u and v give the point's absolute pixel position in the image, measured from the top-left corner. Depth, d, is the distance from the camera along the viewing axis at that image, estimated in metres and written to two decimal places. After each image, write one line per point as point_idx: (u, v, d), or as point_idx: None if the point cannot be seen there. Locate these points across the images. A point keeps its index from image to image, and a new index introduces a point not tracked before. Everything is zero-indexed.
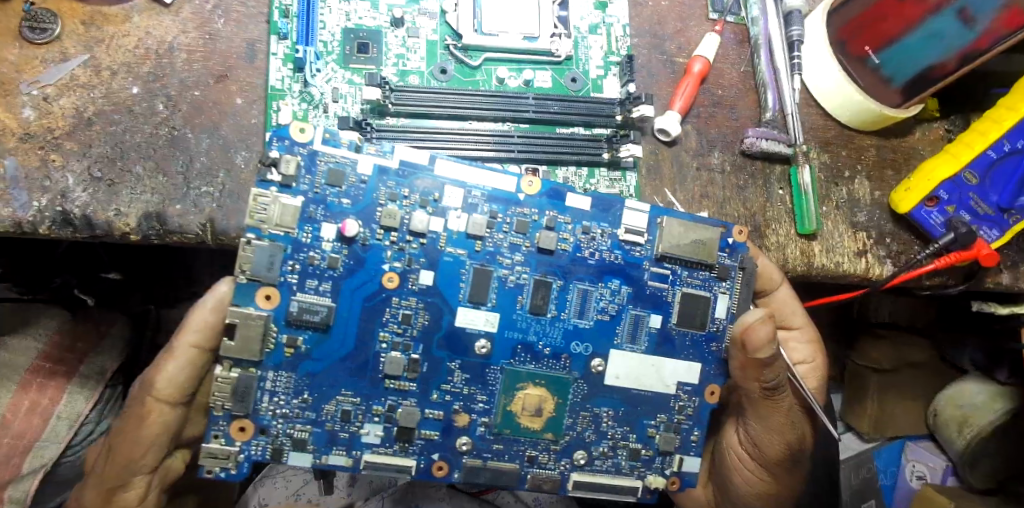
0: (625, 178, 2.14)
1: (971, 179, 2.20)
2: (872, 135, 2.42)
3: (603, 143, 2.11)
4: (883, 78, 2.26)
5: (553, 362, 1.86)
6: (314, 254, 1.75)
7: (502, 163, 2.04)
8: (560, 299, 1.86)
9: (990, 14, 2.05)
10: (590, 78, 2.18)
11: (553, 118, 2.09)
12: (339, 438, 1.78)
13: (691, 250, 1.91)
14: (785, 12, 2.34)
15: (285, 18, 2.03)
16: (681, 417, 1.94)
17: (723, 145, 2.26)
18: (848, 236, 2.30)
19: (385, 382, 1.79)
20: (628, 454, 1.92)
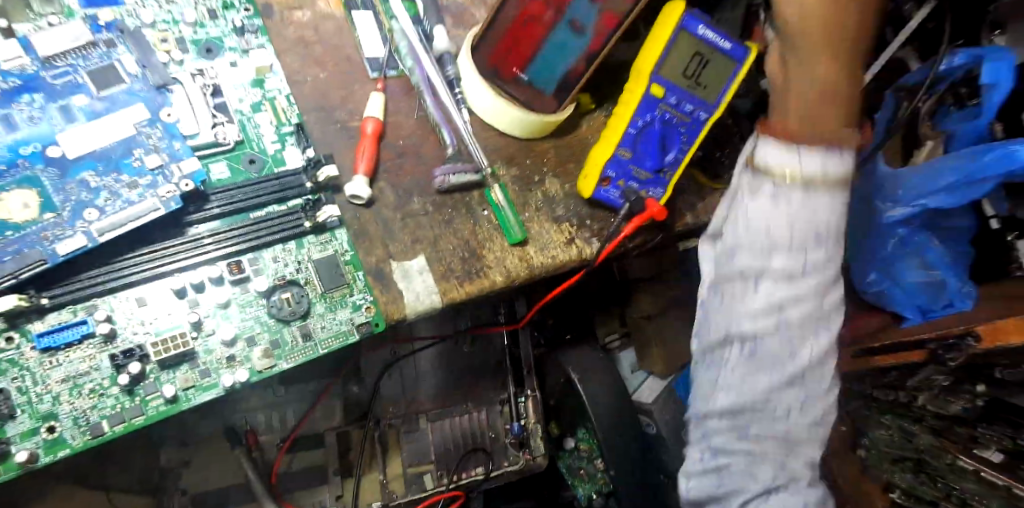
0: (335, 238, 2.19)
1: (626, 154, 2.53)
2: (548, 138, 2.71)
3: (301, 212, 2.14)
4: (535, 90, 2.52)
5: (65, 205, 1.85)
6: None
7: (204, 267, 1.98)
8: (77, 191, 1.87)
9: (594, 19, 2.41)
10: (269, 154, 2.21)
11: (243, 205, 2.08)
12: None
13: (245, 190, 2.09)
14: (437, 55, 2.56)
15: None
16: (254, 269, 2.05)
17: (420, 190, 2.42)
18: (553, 231, 2.56)
19: None
20: (206, 263, 1.98)
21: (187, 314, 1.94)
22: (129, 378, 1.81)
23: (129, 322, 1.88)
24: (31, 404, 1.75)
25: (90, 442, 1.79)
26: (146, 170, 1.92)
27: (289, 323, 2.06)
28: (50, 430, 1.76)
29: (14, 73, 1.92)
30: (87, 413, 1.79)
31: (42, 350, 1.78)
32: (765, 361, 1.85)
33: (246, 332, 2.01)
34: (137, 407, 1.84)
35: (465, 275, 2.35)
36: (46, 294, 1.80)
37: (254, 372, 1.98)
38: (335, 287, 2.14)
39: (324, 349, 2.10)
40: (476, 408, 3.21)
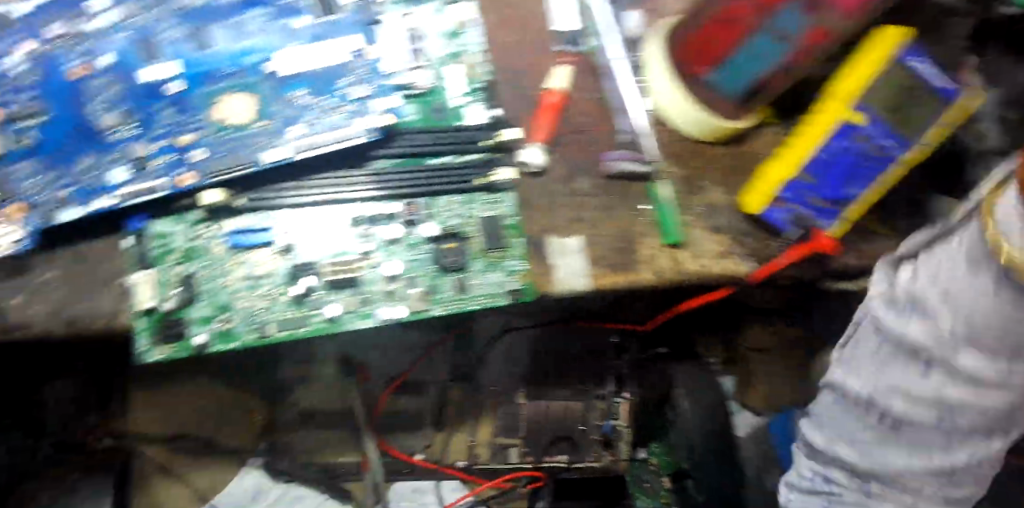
0: (504, 199, 2.19)
1: (807, 179, 2.23)
2: (722, 144, 2.50)
3: (478, 167, 2.16)
4: (717, 95, 2.32)
5: (275, 115, 1.84)
6: (85, 84, 1.74)
7: (382, 201, 2.03)
8: (288, 105, 1.86)
9: (800, 29, 2.04)
10: (453, 106, 2.20)
11: (424, 150, 2.10)
12: (91, 184, 1.68)
13: (428, 136, 2.12)
14: (629, 39, 2.53)
15: (89, 63, 1.76)
16: (422, 214, 2.07)
17: (587, 171, 2.37)
18: (711, 240, 2.38)
19: (113, 135, 1.73)
20: (385, 196, 2.03)
21: (359, 242, 1.99)
22: (303, 289, 1.89)
23: (308, 238, 1.93)
24: (214, 294, 1.84)
25: (256, 341, 1.85)
26: (352, 98, 1.91)
27: (447, 273, 2.07)
28: (225, 321, 1.83)
29: None
30: (259, 314, 1.86)
31: (231, 246, 1.86)
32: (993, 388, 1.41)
33: (407, 272, 2.03)
34: (302, 319, 1.89)
35: (616, 264, 2.27)
36: (244, 195, 1.88)
37: (410, 311, 2.02)
38: (495, 247, 2.14)
39: (475, 305, 2.09)
40: (575, 397, 2.95)
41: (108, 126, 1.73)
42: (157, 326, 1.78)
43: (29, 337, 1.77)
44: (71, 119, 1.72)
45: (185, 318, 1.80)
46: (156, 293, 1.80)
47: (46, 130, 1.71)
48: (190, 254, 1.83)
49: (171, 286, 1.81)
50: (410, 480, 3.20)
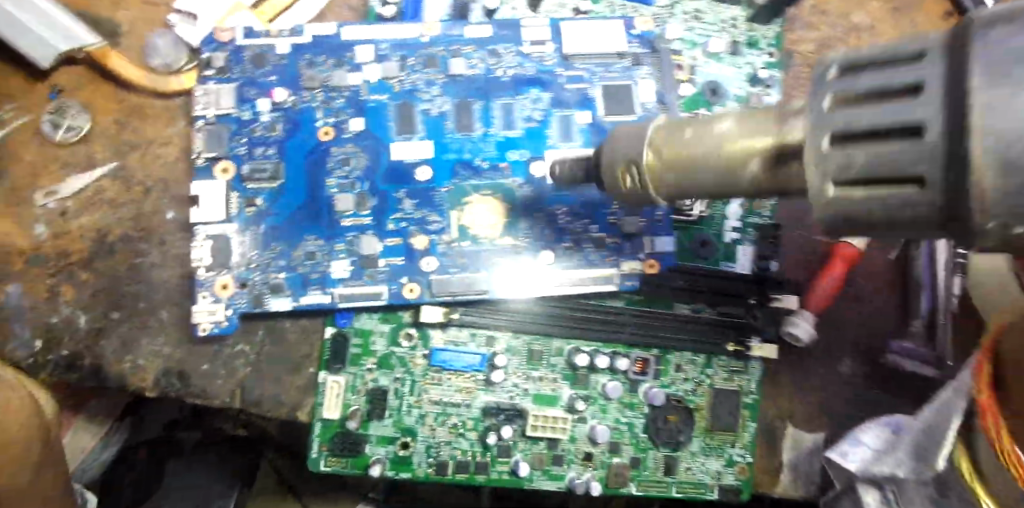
0: (748, 370, 1.77)
1: None
2: None
3: (732, 332, 1.74)
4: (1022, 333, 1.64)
5: (528, 236, 1.59)
6: (330, 147, 1.59)
7: (609, 347, 1.68)
8: (540, 221, 1.59)
9: None
10: (723, 242, 1.79)
11: (676, 293, 1.72)
12: (310, 276, 1.53)
13: (681, 278, 1.72)
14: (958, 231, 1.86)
15: (342, 127, 1.60)
16: (649, 374, 1.70)
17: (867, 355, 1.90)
18: None
19: (343, 218, 1.55)
20: (614, 348, 1.68)
21: (570, 390, 1.66)
22: (496, 438, 1.59)
23: (516, 373, 1.63)
24: (400, 414, 1.58)
25: (431, 476, 1.60)
26: (620, 233, 1.61)
27: (658, 447, 1.70)
28: (404, 447, 1.58)
29: (534, 60, 1.68)
30: (440, 448, 1.59)
31: (432, 364, 1.59)
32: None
33: (613, 436, 1.69)
34: (485, 465, 1.61)
35: None
36: (461, 309, 1.60)
37: (604, 484, 1.68)
38: (723, 429, 1.74)
39: (678, 491, 1.73)
40: None
41: (341, 201, 1.55)
42: (334, 436, 1.57)
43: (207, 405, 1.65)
44: (305, 185, 1.57)
45: (364, 435, 1.57)
46: (342, 402, 1.57)
47: (276, 198, 1.57)
48: (386, 361, 1.59)
49: (359, 393, 1.58)
50: None
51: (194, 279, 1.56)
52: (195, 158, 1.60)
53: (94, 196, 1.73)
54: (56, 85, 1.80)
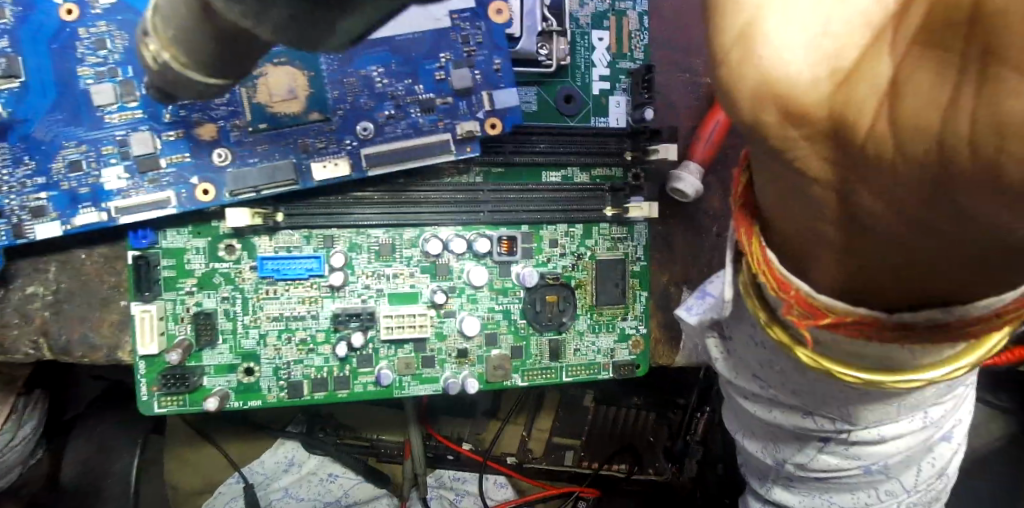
0: (630, 237, 1.84)
1: None
2: None
3: (604, 195, 1.79)
4: None
5: (325, 114, 1.63)
6: (80, 35, 1.57)
7: (467, 231, 1.72)
8: (356, 88, 1.65)
9: None
10: (591, 93, 1.84)
11: (535, 161, 1.75)
12: (80, 194, 1.58)
13: (543, 140, 1.75)
14: None
15: (93, 12, 1.57)
16: (516, 258, 1.75)
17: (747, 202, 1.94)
18: None
19: (107, 119, 1.59)
20: (473, 230, 1.72)
21: (431, 285, 1.72)
22: (345, 347, 1.65)
23: (361, 275, 1.69)
24: (236, 337, 1.65)
25: (283, 397, 1.67)
26: (449, 89, 1.67)
27: (540, 333, 1.76)
28: (247, 374, 1.65)
29: None
30: (288, 368, 1.67)
31: (262, 276, 1.64)
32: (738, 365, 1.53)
33: (489, 327, 1.75)
34: (345, 377, 1.69)
35: None
36: (288, 212, 1.63)
37: (483, 380, 1.75)
38: (608, 305, 1.80)
39: (568, 376, 1.79)
40: (646, 408, 3.05)
41: (96, 97, 1.57)
42: (162, 372, 1.62)
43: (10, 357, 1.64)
44: (60, 85, 1.57)
45: (198, 366, 1.63)
46: (163, 332, 1.60)
47: (19, 100, 1.55)
48: (209, 280, 1.64)
49: (182, 321, 1.63)
50: (453, 469, 3.00)
51: None
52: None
53: None
54: None
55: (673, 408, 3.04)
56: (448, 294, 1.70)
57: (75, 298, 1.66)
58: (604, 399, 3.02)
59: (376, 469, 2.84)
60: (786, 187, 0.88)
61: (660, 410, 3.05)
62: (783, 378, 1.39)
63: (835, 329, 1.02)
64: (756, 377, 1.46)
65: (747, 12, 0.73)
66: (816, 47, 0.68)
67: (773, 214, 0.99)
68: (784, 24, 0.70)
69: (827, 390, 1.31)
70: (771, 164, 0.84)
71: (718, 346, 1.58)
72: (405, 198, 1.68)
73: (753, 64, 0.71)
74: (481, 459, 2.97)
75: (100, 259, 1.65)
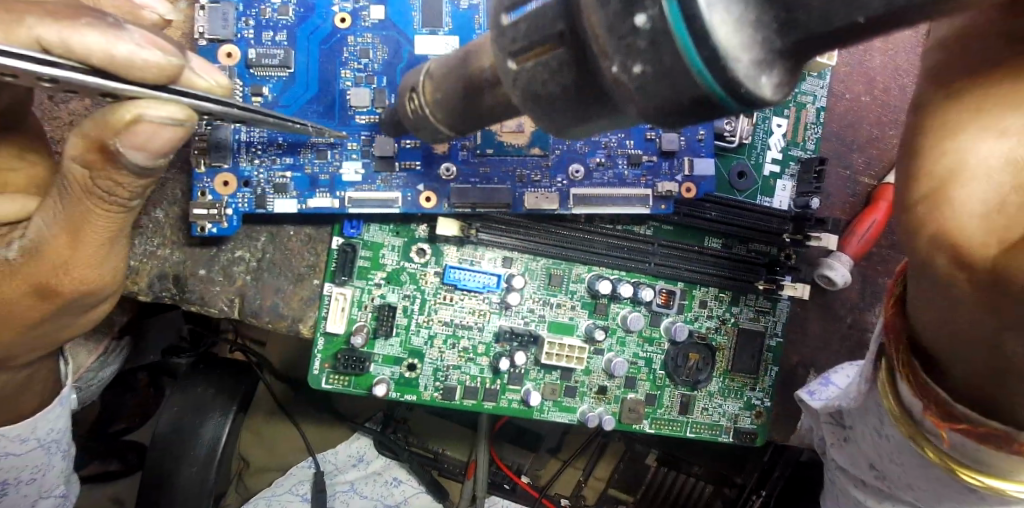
0: (774, 311, 1.94)
1: None
2: None
3: (762, 272, 1.90)
4: None
5: (543, 150, 1.73)
6: (348, 41, 1.75)
7: (632, 278, 1.82)
8: (570, 132, 1.74)
9: None
10: (761, 173, 1.91)
11: (707, 225, 1.84)
12: (320, 180, 1.70)
13: (732, 210, 1.85)
14: None
15: (364, 25, 1.75)
16: (670, 311, 1.85)
17: (887, 301, 2.04)
18: None
19: (357, 119, 1.74)
20: (638, 278, 1.82)
21: (589, 320, 1.81)
22: (507, 364, 1.74)
23: (530, 298, 1.79)
24: (408, 333, 1.75)
25: (435, 397, 1.76)
26: (657, 149, 1.76)
27: (676, 386, 1.85)
28: (409, 369, 1.75)
29: None
30: (447, 372, 1.76)
31: (443, 282, 1.75)
32: (848, 451, 1.57)
33: (631, 371, 1.84)
34: (495, 392, 1.78)
35: None
36: (479, 228, 1.74)
37: (617, 420, 1.83)
38: (741, 372, 1.91)
39: (691, 432, 1.88)
40: (705, 478, 2.99)
41: (352, 97, 1.73)
42: (338, 352, 1.72)
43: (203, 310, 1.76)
44: (324, 82, 1.74)
45: (370, 353, 1.73)
46: (349, 314, 1.73)
47: (285, 87, 1.74)
48: (397, 277, 1.75)
49: (365, 309, 1.74)
50: (508, 499, 2.98)
51: (194, 175, 1.69)
52: (198, 39, 1.72)
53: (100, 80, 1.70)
54: None
55: (730, 486, 2.97)
56: (604, 332, 1.79)
57: (274, 268, 1.77)
58: (667, 461, 3.01)
59: (437, 482, 2.88)
60: (946, 311, 1.10)
61: (718, 485, 2.98)
62: (901, 470, 1.39)
63: (970, 435, 1.13)
64: (872, 466, 1.49)
65: (942, 179, 1.02)
66: (983, 211, 0.99)
67: (924, 330, 1.18)
68: (975, 188, 0.99)
69: (947, 491, 1.31)
70: (934, 286, 1.09)
71: (833, 434, 1.62)
72: (582, 236, 1.78)
73: (942, 221, 1.02)
74: (537, 495, 2.98)
75: (304, 239, 1.76)
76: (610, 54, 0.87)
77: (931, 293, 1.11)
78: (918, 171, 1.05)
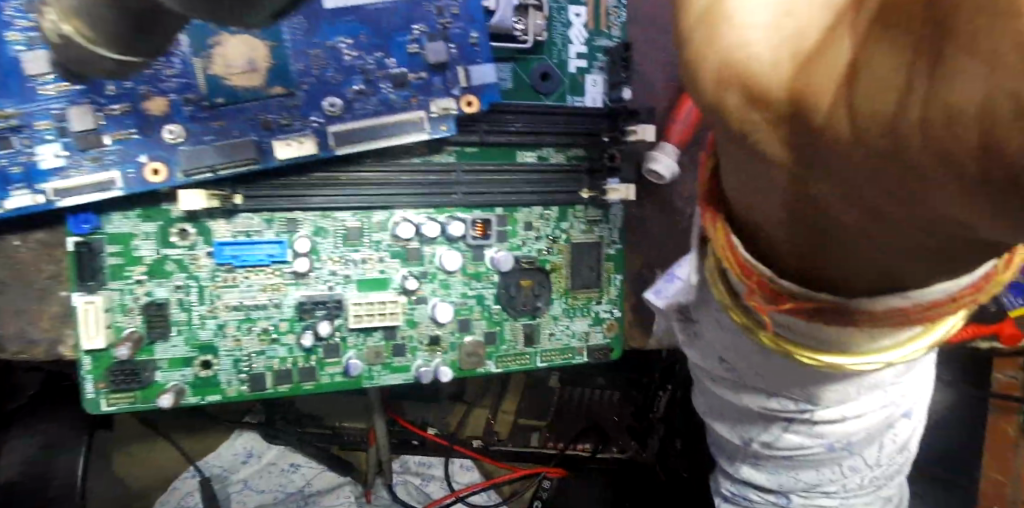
0: (603, 220, 1.84)
1: None
2: None
3: (581, 179, 1.79)
4: None
5: (297, 89, 1.56)
6: None
7: (439, 213, 1.69)
8: (328, 60, 1.58)
9: None
10: (567, 72, 1.79)
11: (508, 141, 1.72)
12: (13, 175, 1.46)
13: (524, 119, 1.73)
14: None
15: None
16: (490, 241, 1.73)
17: None
18: None
19: (39, 90, 1.45)
20: (445, 213, 1.69)
21: (403, 270, 1.69)
22: (311, 339, 1.62)
23: (327, 262, 1.64)
24: (192, 328, 1.58)
25: (243, 391, 1.63)
26: (424, 65, 1.63)
27: (513, 317, 1.77)
28: (204, 368, 1.60)
29: None
30: (249, 359, 1.62)
31: (219, 263, 1.58)
32: (695, 343, 1.42)
33: (462, 313, 1.74)
34: (312, 369, 1.66)
35: None
36: (244, 193, 1.56)
37: (456, 367, 1.75)
38: (584, 287, 1.82)
39: (541, 361, 1.81)
40: (612, 389, 3.00)
41: (26, 66, 1.43)
42: (111, 367, 1.54)
43: None
44: None
45: (150, 360, 1.56)
46: (112, 321, 1.54)
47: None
48: (160, 268, 1.55)
49: (131, 312, 1.55)
50: (419, 454, 2.93)
51: None
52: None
53: None
54: None
55: (638, 388, 2.99)
56: (419, 279, 1.69)
57: (10, 288, 1.56)
58: (569, 380, 2.97)
59: (340, 457, 2.75)
60: (747, 176, 0.79)
61: (625, 389, 3.01)
62: (749, 362, 1.25)
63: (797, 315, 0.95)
64: (721, 360, 1.33)
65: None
66: (778, 24, 0.58)
67: (742, 199, 0.89)
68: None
69: (780, 365, 1.18)
70: (736, 151, 0.76)
71: (683, 330, 1.46)
72: (373, 179, 1.64)
73: (721, 51, 0.62)
74: (446, 443, 2.87)
75: (34, 248, 1.54)
76: None
77: (727, 148, 0.78)
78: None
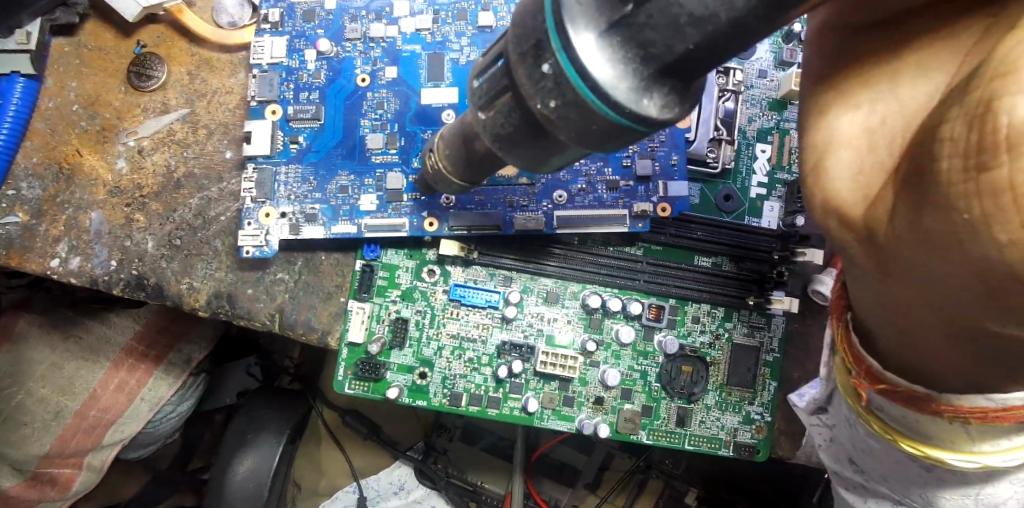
0: (768, 327, 2.07)
1: None
2: None
3: (752, 288, 2.04)
4: None
5: (534, 180, 1.99)
6: (368, 94, 2.09)
7: (624, 292, 2.03)
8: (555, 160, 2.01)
9: None
10: (749, 197, 2.11)
11: (695, 245, 2.04)
12: (342, 210, 2.03)
13: (705, 229, 2.05)
14: None
15: (378, 78, 2.09)
16: (659, 324, 2.02)
17: None
18: None
19: (373, 159, 2.06)
20: (629, 295, 2.03)
21: (584, 334, 2.02)
22: (506, 372, 1.97)
23: (529, 314, 2.02)
24: (420, 345, 2.02)
25: (444, 403, 2.01)
26: (633, 175, 2.00)
27: (671, 398, 2.01)
28: (421, 376, 2.01)
29: None
30: (455, 380, 2.01)
31: (450, 298, 2.02)
32: (834, 451, 1.65)
33: (627, 383, 2.02)
34: (498, 399, 2.00)
35: None
36: (480, 251, 2.02)
37: (614, 429, 2.00)
38: (739, 386, 2.03)
39: (690, 444, 2.02)
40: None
41: (369, 141, 2.06)
42: (359, 360, 2.01)
43: (250, 324, 2.08)
44: (348, 128, 2.08)
45: (386, 362, 2.01)
46: (368, 326, 2.02)
47: (316, 136, 2.08)
48: (410, 294, 2.03)
49: (383, 322, 2.03)
50: None
51: (244, 211, 2.04)
52: (251, 100, 2.10)
53: (168, 136, 2.12)
54: (143, 43, 2.18)
55: None
56: (597, 344, 1.99)
57: (308, 289, 2.07)
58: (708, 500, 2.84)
59: None
60: (865, 280, 1.18)
61: None
62: (876, 464, 1.50)
63: (903, 406, 1.27)
64: (851, 462, 1.58)
65: (821, 152, 1.13)
66: (861, 180, 1.07)
67: (859, 307, 1.28)
68: (847, 156, 1.09)
69: (902, 465, 1.42)
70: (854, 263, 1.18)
71: (821, 434, 1.70)
72: (576, 257, 2.02)
73: (827, 189, 1.11)
74: None
75: (333, 263, 2.07)
76: (534, 95, 1.09)
77: (854, 262, 1.17)
78: (805, 152, 1.16)
